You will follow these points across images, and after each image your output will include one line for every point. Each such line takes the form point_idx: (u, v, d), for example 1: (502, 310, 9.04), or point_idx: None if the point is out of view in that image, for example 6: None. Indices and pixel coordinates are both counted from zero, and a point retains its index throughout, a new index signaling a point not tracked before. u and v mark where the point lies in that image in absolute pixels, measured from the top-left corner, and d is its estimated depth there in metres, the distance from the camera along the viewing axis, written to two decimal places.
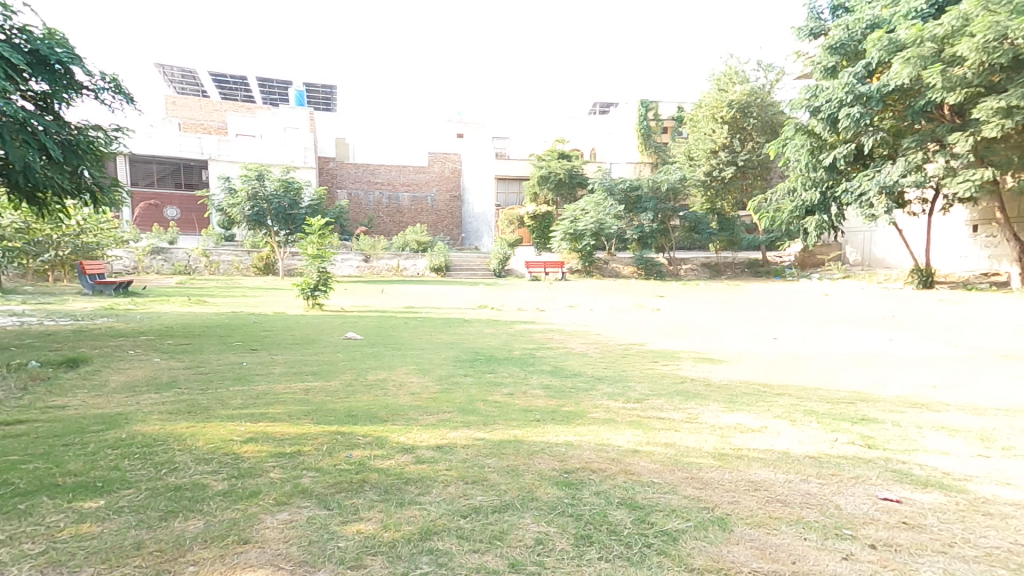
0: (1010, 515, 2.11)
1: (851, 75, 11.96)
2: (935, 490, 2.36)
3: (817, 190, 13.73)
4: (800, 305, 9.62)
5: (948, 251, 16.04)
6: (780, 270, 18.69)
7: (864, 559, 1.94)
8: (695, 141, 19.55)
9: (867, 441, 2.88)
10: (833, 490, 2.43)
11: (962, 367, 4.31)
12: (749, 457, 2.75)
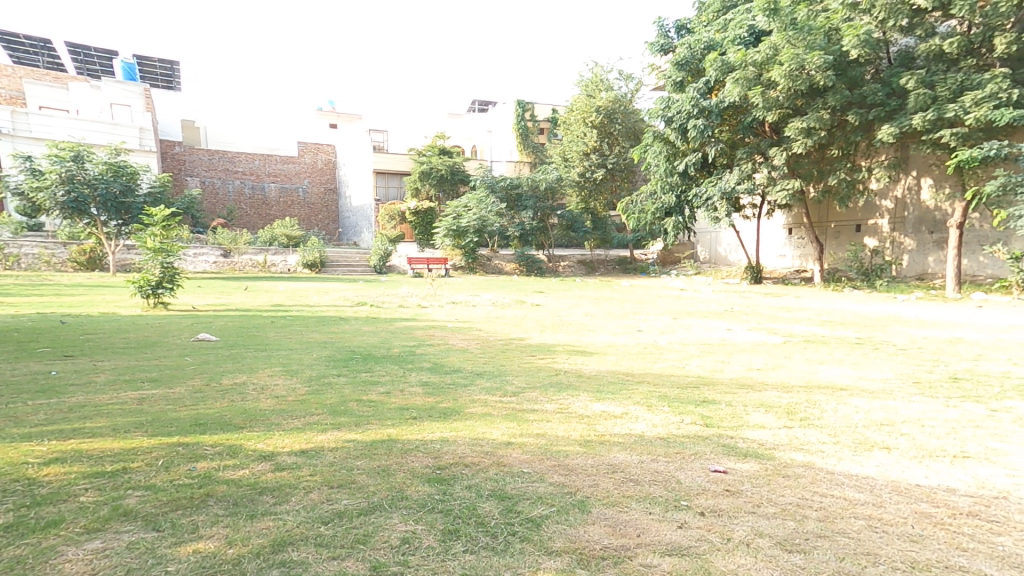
0: (800, 475, 2.58)
1: (695, 90, 13.02)
2: (751, 459, 2.75)
3: (672, 194, 14.58)
4: (673, 298, 10.64)
5: (771, 250, 18.60)
6: (644, 266, 20.47)
7: (694, 526, 2.18)
8: (570, 142, 19.78)
9: (705, 420, 3.24)
10: (676, 466, 2.70)
11: (777, 350, 5.08)
12: (610, 442, 2.95)
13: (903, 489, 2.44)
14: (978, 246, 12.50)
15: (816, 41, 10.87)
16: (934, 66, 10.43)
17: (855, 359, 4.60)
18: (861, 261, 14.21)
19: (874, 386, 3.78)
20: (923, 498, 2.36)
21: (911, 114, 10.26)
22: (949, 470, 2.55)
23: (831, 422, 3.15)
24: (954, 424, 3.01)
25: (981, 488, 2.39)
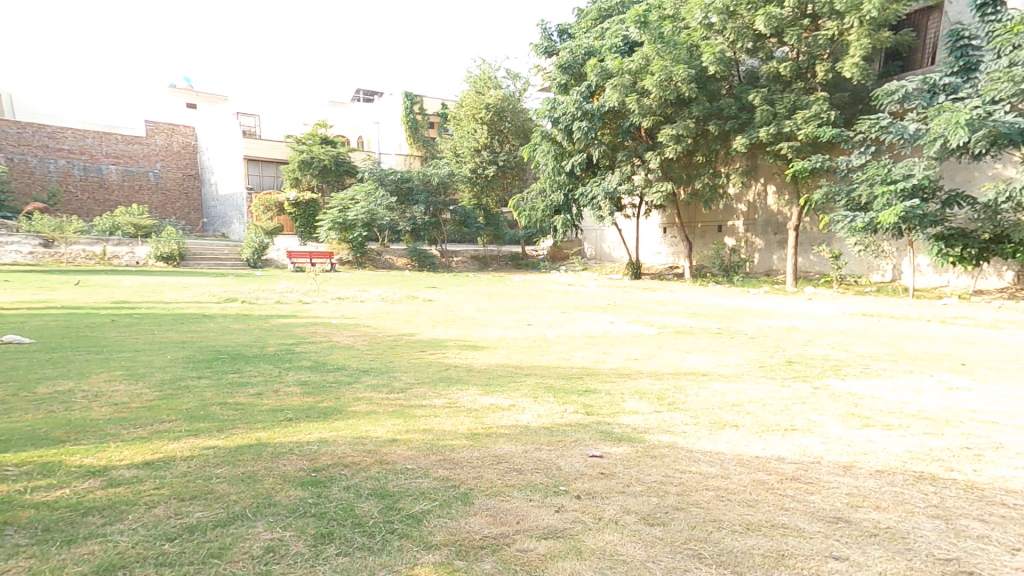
0: (665, 453, 2.83)
1: (578, 94, 13.61)
2: (625, 443, 2.95)
3: (561, 193, 15.45)
4: (562, 294, 11.20)
5: (648, 248, 20.14)
6: (535, 262, 21.08)
7: (570, 508, 2.30)
8: (462, 137, 21.03)
9: (586, 408, 3.43)
10: (558, 454, 2.82)
11: (652, 341, 5.54)
12: (497, 434, 3.02)
13: (746, 460, 2.77)
14: (809, 246, 14.32)
15: (680, 55, 11.76)
16: (773, 86, 11.65)
17: (715, 347, 5.16)
18: (722, 259, 15.49)
19: (728, 370, 4.27)
20: (760, 468, 2.70)
21: (759, 128, 11.46)
22: (781, 441, 2.95)
23: (693, 405, 3.48)
24: (787, 402, 3.50)
25: (803, 455, 2.80)
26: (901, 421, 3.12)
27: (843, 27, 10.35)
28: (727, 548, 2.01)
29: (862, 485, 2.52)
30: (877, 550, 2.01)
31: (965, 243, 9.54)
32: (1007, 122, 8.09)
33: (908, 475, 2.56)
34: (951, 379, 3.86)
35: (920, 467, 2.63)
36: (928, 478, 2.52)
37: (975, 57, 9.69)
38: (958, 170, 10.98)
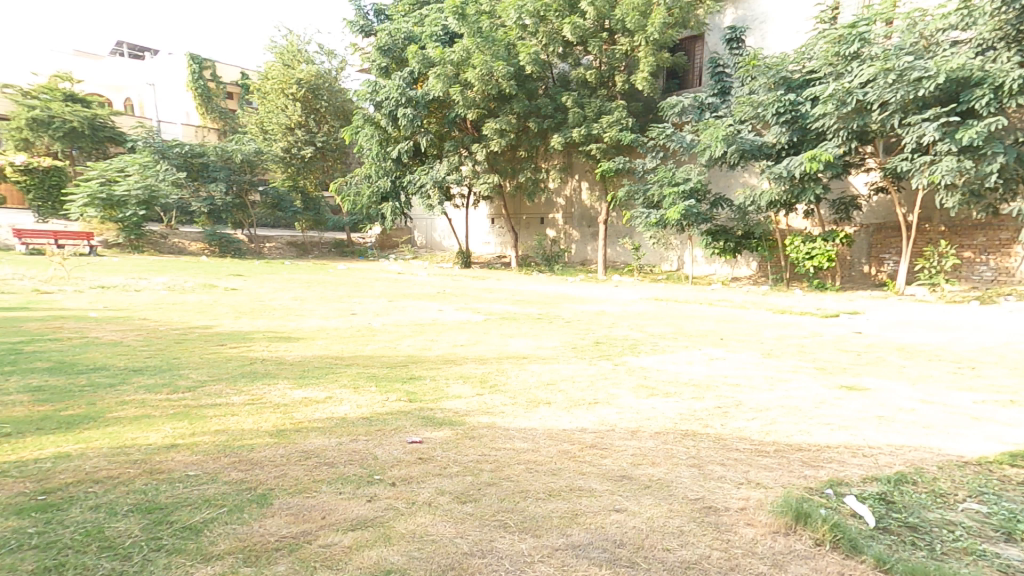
0: (482, 432, 2.98)
1: (400, 79, 12.96)
2: (446, 427, 3.02)
3: (387, 178, 14.45)
4: (388, 281, 10.95)
5: (478, 237, 19.76)
6: (363, 250, 19.46)
7: (383, 496, 2.28)
8: (270, 112, 17.71)
9: (410, 396, 3.45)
10: (375, 443, 2.77)
11: (479, 327, 5.80)
12: (307, 429, 2.87)
13: (555, 434, 3.04)
14: (616, 238, 14.97)
15: (499, 52, 11.84)
16: (581, 91, 12.06)
17: (535, 332, 5.58)
18: (544, 249, 15.88)
19: (545, 352, 4.67)
20: (566, 439, 2.98)
21: (573, 128, 11.87)
22: (587, 413, 3.29)
23: (513, 386, 3.72)
24: (593, 378, 3.94)
25: (601, 424, 3.16)
26: (677, 389, 3.72)
27: (634, 44, 11.11)
28: (530, 515, 2.22)
29: (644, 446, 2.95)
30: (649, 498, 2.41)
31: (725, 238, 10.58)
32: (750, 140, 9.09)
33: (677, 432, 3.07)
34: (713, 350, 4.75)
35: (686, 426, 3.17)
36: (690, 434, 3.06)
37: (728, 82, 10.93)
38: (720, 178, 12.18)
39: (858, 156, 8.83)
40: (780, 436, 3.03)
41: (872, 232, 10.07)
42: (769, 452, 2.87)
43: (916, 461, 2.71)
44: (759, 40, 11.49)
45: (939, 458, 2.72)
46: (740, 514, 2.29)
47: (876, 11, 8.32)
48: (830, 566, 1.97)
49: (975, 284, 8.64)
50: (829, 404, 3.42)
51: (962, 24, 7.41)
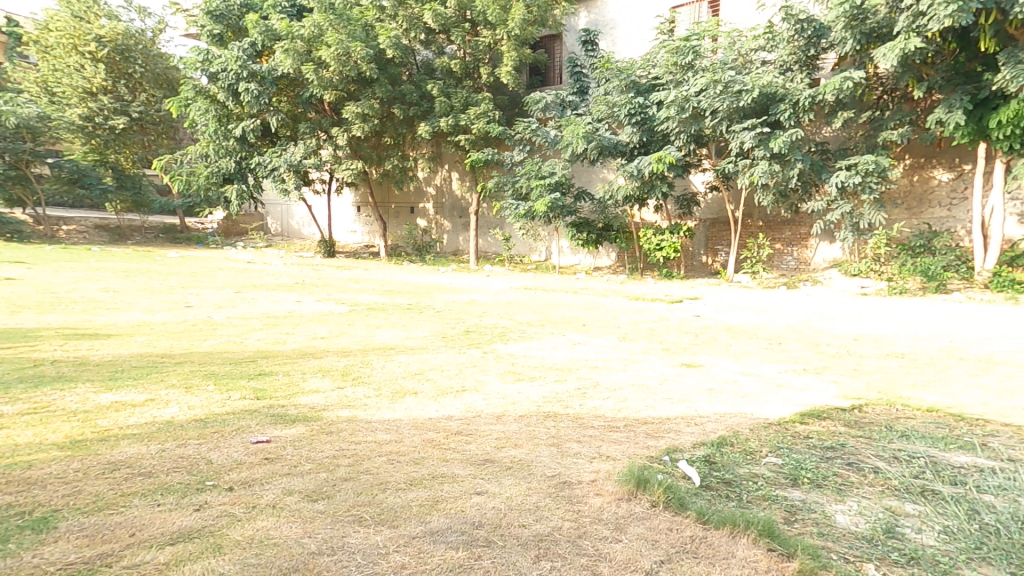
0: (340, 427, 2.86)
1: (240, 49, 11.47)
2: (300, 424, 2.86)
3: (229, 159, 12.56)
4: (234, 271, 9.83)
5: (343, 225, 17.68)
6: (203, 236, 16.53)
7: (216, 503, 2.08)
8: (55, 71, 13.98)
9: (256, 393, 3.25)
10: (210, 447, 2.52)
11: (344, 319, 5.63)
12: (119, 437, 2.54)
13: (421, 424, 3.02)
14: (488, 229, 14.34)
15: (356, 32, 10.88)
16: (446, 80, 11.62)
17: (403, 322, 5.53)
18: (415, 239, 14.75)
19: (411, 343, 4.68)
20: (431, 428, 2.98)
21: (440, 117, 11.42)
22: (453, 401, 3.33)
23: (377, 377, 3.67)
24: (462, 366, 4.01)
25: (468, 411, 3.22)
26: (542, 373, 3.93)
27: (496, 38, 10.90)
28: (388, 506, 2.18)
29: (509, 429, 3.05)
30: (509, 479, 2.50)
31: (587, 230, 11.02)
32: (607, 138, 9.43)
33: (539, 415, 3.22)
34: (576, 335, 5.08)
35: (549, 408, 3.34)
36: (552, 415, 3.24)
37: (585, 82, 11.18)
38: (582, 172, 12.38)
39: (696, 158, 9.51)
40: (630, 412, 3.32)
41: (708, 226, 11.06)
42: (620, 427, 3.13)
43: (734, 425, 3.15)
44: (611, 44, 12.01)
45: (752, 421, 3.19)
46: (591, 486, 2.48)
47: (704, 27, 9.20)
48: (662, 523, 2.22)
49: (783, 272, 10.05)
50: (671, 380, 3.83)
51: (767, 47, 8.59)
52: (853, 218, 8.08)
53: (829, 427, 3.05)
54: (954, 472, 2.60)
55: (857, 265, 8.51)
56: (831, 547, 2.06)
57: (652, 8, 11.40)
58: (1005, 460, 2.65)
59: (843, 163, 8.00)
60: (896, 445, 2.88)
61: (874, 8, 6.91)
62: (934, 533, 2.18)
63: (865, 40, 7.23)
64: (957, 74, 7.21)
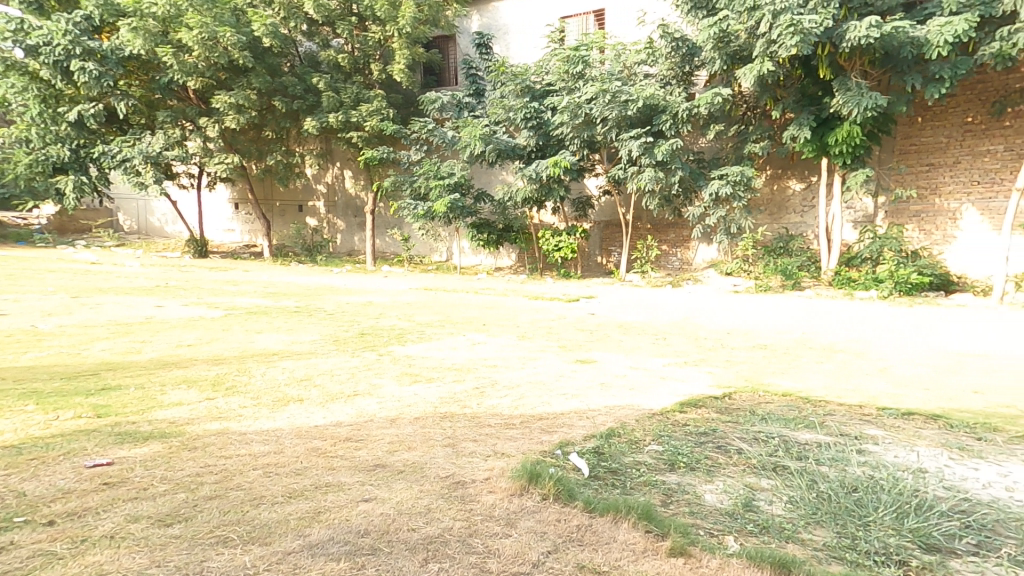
0: (206, 442, 2.65)
1: (70, 23, 10.20)
2: (154, 441, 2.61)
3: (61, 146, 10.98)
4: (71, 274, 8.78)
5: (217, 223, 16.26)
6: (28, 235, 14.05)
7: (29, 542, 1.82)
8: None
9: (98, 411, 2.93)
10: (26, 477, 2.21)
11: (218, 324, 5.29)
12: None
13: (305, 432, 2.87)
14: (385, 229, 14.05)
15: (225, 16, 10.06)
16: (333, 75, 11.11)
17: (289, 327, 5.29)
18: (304, 238, 14.09)
19: (297, 347, 4.51)
20: (317, 436, 2.84)
21: (328, 113, 10.89)
22: (343, 407, 3.23)
23: (256, 386, 3.47)
24: (355, 370, 3.90)
25: (359, 416, 3.13)
26: (441, 374, 3.93)
27: (387, 34, 10.65)
28: (262, 523, 2.04)
29: (402, 432, 3.00)
30: (400, 483, 2.45)
31: (488, 231, 11.20)
32: (504, 141, 9.71)
33: (435, 416, 3.21)
34: (476, 335, 5.16)
35: (446, 408, 3.33)
36: (448, 415, 3.24)
37: (481, 85, 11.39)
38: (482, 174, 12.38)
39: (589, 163, 10.02)
40: (526, 408, 3.40)
41: (601, 228, 11.53)
42: (516, 424, 3.20)
43: (622, 417, 3.33)
44: (505, 49, 12.24)
45: (640, 412, 3.41)
46: (484, 484, 2.50)
47: (592, 39, 9.67)
48: (551, 515, 2.29)
49: (669, 271, 10.87)
50: (567, 376, 3.99)
51: (648, 62, 9.19)
52: (728, 222, 8.77)
53: (703, 414, 3.33)
54: (800, 448, 2.95)
55: (731, 265, 9.47)
56: (699, 524, 2.27)
57: (541, 18, 11.81)
58: (840, 434, 3.06)
59: (718, 173, 8.69)
60: (757, 427, 3.20)
61: (736, 33, 7.58)
62: (782, 503, 2.46)
63: (729, 61, 7.99)
64: (803, 97, 8.06)
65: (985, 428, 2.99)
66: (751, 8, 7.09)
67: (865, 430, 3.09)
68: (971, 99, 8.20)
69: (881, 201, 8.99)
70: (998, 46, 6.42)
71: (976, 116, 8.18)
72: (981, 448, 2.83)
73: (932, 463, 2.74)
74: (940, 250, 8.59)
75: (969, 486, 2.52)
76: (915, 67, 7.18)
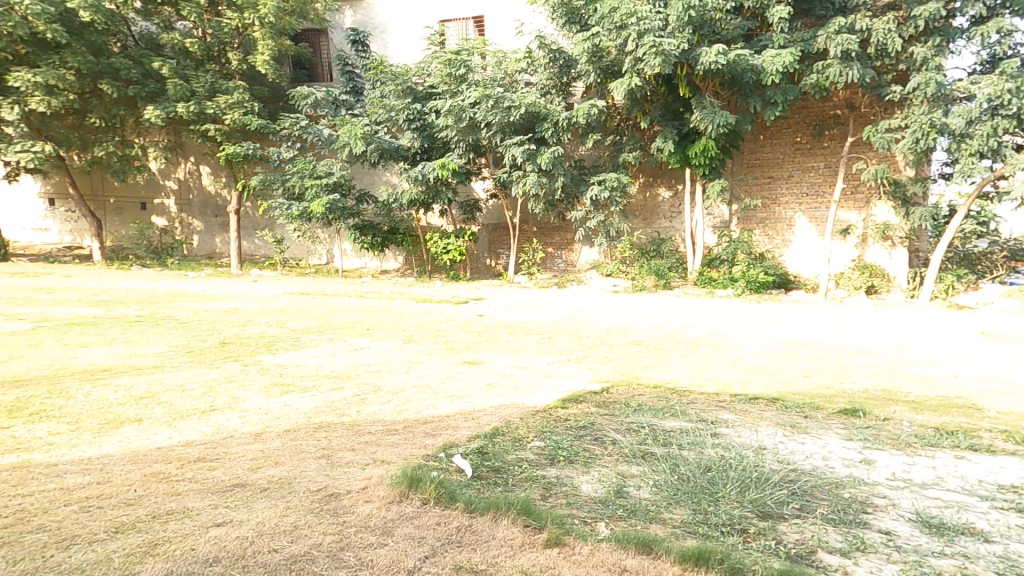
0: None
1: None
2: None
3: None
4: None
5: (19, 221, 13.71)
6: None
7: None
8: None
9: None
10: None
11: (29, 341, 4.61)
12: None
13: (141, 456, 2.56)
14: (254, 230, 13.22)
15: None
16: (180, 60, 10.30)
17: (129, 339, 4.77)
18: (149, 240, 12.56)
19: (136, 362, 4.09)
20: (160, 459, 2.54)
21: (175, 102, 10.00)
22: (196, 425, 2.96)
23: (77, 409, 3.06)
24: (212, 384, 3.62)
25: (213, 432, 2.89)
26: (317, 383, 3.78)
27: (246, 22, 10.09)
28: (76, 565, 1.74)
29: (268, 447, 2.79)
30: (262, 502, 2.25)
31: (372, 233, 11.10)
32: (387, 141, 9.87)
33: (308, 427, 3.04)
34: (358, 341, 5.08)
35: (321, 418, 3.19)
36: (323, 425, 3.09)
37: (359, 83, 11.47)
38: (364, 174, 12.13)
39: (476, 166, 10.43)
40: (410, 413, 3.37)
41: (491, 231, 12.10)
42: (398, 430, 3.13)
43: (507, 416, 3.41)
44: (383, 48, 12.15)
45: (524, 410, 3.52)
46: (361, 494, 2.37)
47: (473, 44, 9.87)
48: (430, 519, 2.23)
49: (555, 272, 11.66)
50: (453, 378, 4.05)
51: (529, 70, 9.64)
52: (607, 226, 9.65)
53: (582, 409, 3.52)
54: (666, 435, 3.18)
55: (612, 266, 10.42)
56: (575, 514, 2.34)
57: (418, 21, 12.07)
58: (699, 420, 3.37)
59: (597, 179, 9.40)
60: (630, 419, 3.42)
61: (607, 49, 8.21)
62: (648, 487, 2.62)
63: (603, 74, 8.66)
64: (668, 112, 8.95)
65: (811, 407, 3.51)
66: (618, 28, 7.70)
67: (720, 415, 3.43)
68: (799, 122, 9.55)
69: (735, 209, 10.18)
70: (815, 77, 7.54)
71: (803, 137, 9.56)
72: (807, 424, 3.28)
73: (770, 439, 3.10)
74: (781, 253, 9.93)
75: (796, 458, 2.87)
76: (755, 91, 8.25)
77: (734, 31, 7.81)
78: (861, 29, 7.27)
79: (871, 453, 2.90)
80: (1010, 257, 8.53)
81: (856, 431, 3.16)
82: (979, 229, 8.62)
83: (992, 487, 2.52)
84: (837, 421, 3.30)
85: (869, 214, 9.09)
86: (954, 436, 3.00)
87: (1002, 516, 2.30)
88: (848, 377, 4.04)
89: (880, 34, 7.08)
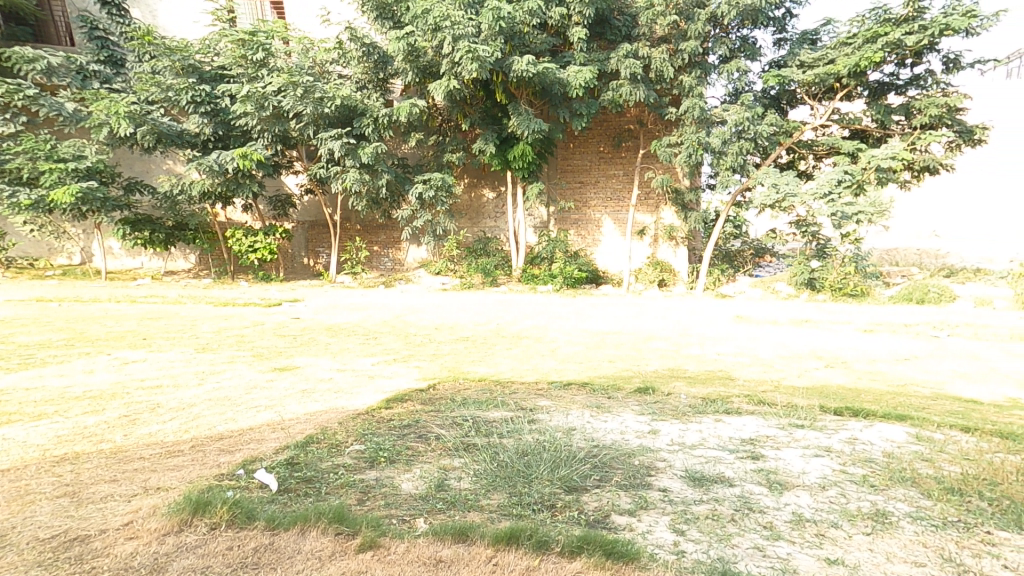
0: None
1: None
2: None
3: None
4: None
5: None
6: None
7: None
8: None
9: None
10: None
11: None
12: None
13: None
14: None
15: None
16: None
17: None
18: None
19: None
20: None
21: None
22: None
23: None
24: None
25: None
26: (63, 408, 3.20)
27: None
28: None
29: None
30: None
31: (150, 228, 9.81)
32: (165, 124, 8.87)
33: (41, 462, 2.53)
34: (128, 354, 4.43)
35: (65, 450, 2.68)
36: (65, 458, 2.60)
37: (118, 54, 10.15)
38: (133, 161, 10.76)
39: (286, 159, 9.91)
40: (201, 430, 3.03)
41: (307, 228, 11.74)
42: (183, 451, 2.78)
43: (323, 422, 3.25)
44: (148, 16, 10.87)
45: (344, 414, 3.39)
46: (121, 532, 2.00)
47: (272, 26, 9.27)
48: (219, 545, 1.98)
49: (382, 271, 11.71)
50: (260, 388, 3.77)
51: (341, 62, 9.33)
52: (433, 224, 9.82)
53: (408, 406, 3.57)
54: (488, 425, 3.30)
55: (439, 265, 10.62)
56: (393, 514, 2.29)
57: None
58: (519, 408, 3.58)
59: (422, 178, 9.52)
60: (456, 413, 3.51)
61: (423, 49, 8.36)
62: (468, 476, 2.68)
63: (420, 74, 8.74)
64: (488, 116, 9.43)
65: (614, 388, 3.99)
66: (432, 31, 7.93)
67: (538, 403, 3.69)
68: (602, 133, 10.78)
69: (552, 211, 11.19)
70: (613, 94, 8.54)
71: (605, 147, 10.82)
72: (609, 404, 3.68)
73: (579, 420, 3.40)
74: (593, 252, 11.11)
75: (599, 435, 3.17)
76: (564, 103, 9.10)
77: (541, 45, 8.52)
78: (644, 56, 8.38)
79: (659, 425, 3.33)
80: (754, 253, 10.47)
81: (647, 406, 3.63)
82: (734, 231, 10.46)
83: (739, 441, 3.06)
84: (632, 399, 3.78)
85: (658, 217, 10.59)
86: (715, 403, 3.63)
87: (743, 463, 2.78)
88: (642, 360, 4.70)
89: (657, 62, 8.30)
